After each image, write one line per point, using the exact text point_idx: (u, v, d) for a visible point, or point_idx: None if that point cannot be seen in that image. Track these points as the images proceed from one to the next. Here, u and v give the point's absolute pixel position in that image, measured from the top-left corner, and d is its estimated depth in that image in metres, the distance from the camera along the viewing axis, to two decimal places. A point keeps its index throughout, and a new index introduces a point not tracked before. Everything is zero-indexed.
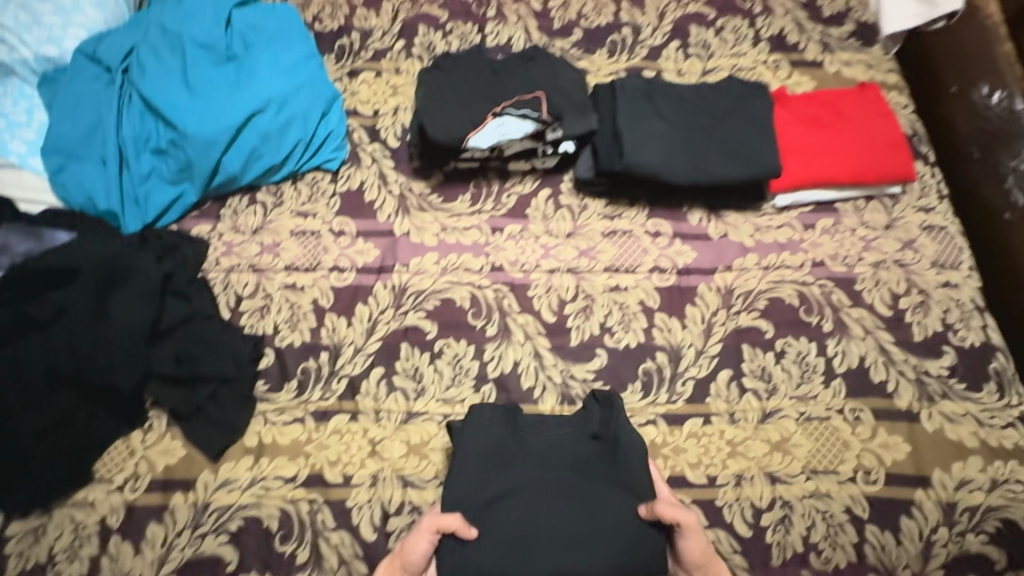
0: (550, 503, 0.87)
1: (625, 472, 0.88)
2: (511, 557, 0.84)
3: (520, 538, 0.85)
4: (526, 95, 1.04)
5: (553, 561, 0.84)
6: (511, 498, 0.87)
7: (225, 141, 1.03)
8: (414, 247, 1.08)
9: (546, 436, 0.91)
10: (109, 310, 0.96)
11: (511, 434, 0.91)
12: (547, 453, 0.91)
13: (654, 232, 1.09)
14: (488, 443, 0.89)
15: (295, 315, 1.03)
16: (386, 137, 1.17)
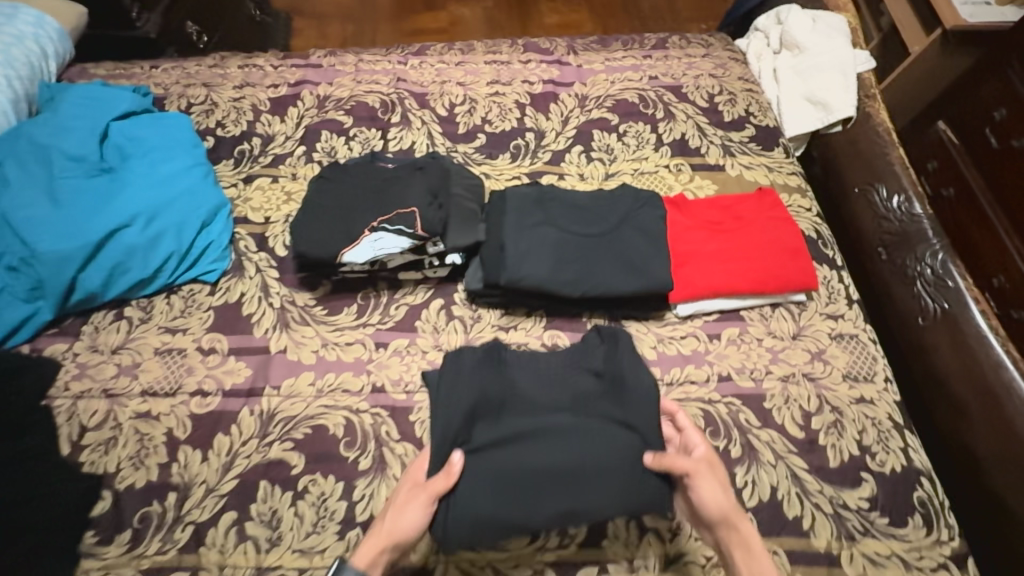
0: (554, 443, 0.82)
1: (627, 406, 0.85)
2: (508, 490, 0.79)
3: (517, 474, 0.80)
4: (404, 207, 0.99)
5: (554, 499, 0.79)
6: (502, 447, 0.83)
7: (84, 257, 0.97)
8: (289, 366, 1.00)
9: (534, 378, 0.90)
10: None
11: (495, 375, 0.89)
12: (534, 395, 0.88)
13: (550, 345, 1.01)
14: (482, 387, 0.87)
15: (144, 448, 0.92)
16: (274, 246, 1.11)
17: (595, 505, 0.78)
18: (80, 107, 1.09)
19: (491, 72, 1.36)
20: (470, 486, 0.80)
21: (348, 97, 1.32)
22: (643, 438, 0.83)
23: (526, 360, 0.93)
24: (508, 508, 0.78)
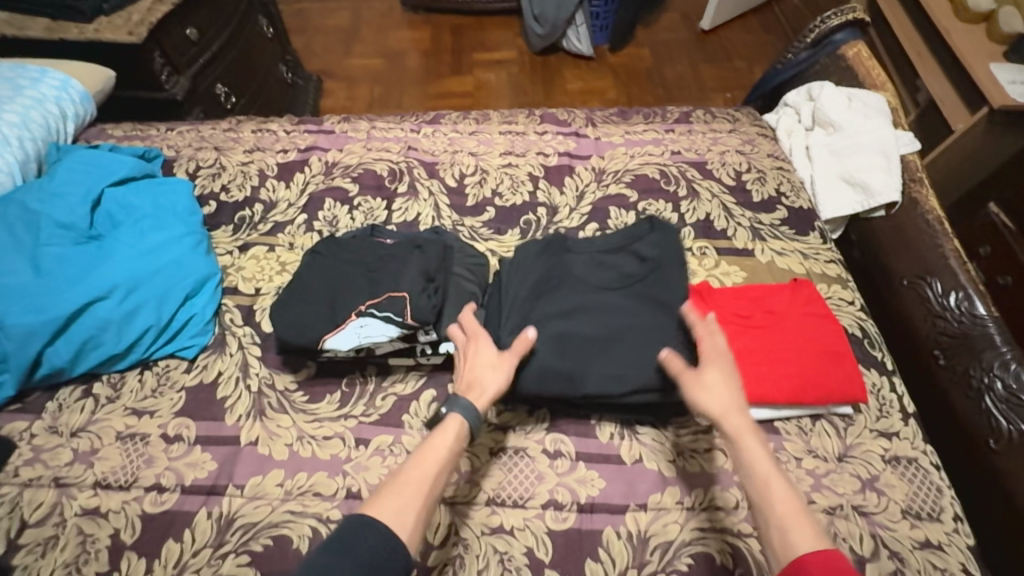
0: (605, 315, 0.91)
1: (668, 284, 0.93)
2: (568, 336, 0.89)
3: (574, 335, 0.89)
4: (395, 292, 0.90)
5: (601, 361, 0.87)
6: (559, 309, 0.92)
7: (55, 329, 0.92)
8: (259, 461, 0.89)
9: (587, 262, 0.99)
10: None
11: (550, 272, 0.97)
12: (586, 276, 0.97)
13: (553, 452, 0.90)
14: (539, 267, 0.98)
15: (84, 552, 0.81)
16: (261, 321, 1.04)
17: (640, 364, 0.86)
18: (77, 173, 1.08)
19: (504, 142, 1.32)
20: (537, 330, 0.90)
21: (356, 165, 1.29)
22: (674, 284, 0.93)
23: (579, 284, 0.96)
24: (568, 354, 0.88)
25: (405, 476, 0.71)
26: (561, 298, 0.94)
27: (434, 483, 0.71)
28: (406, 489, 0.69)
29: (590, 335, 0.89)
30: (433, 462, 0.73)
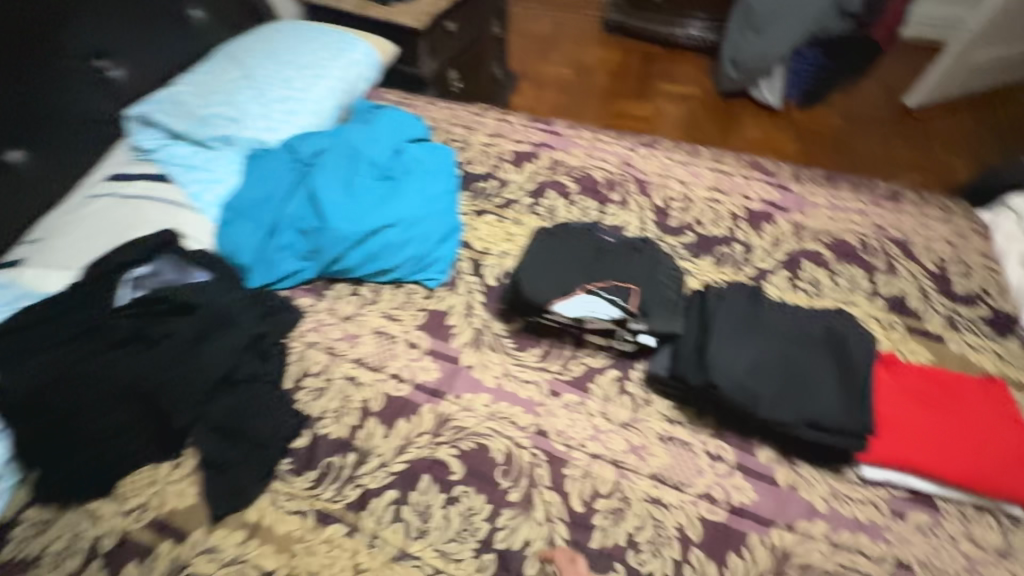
0: (790, 366, 0.99)
1: (851, 358, 1.00)
2: (755, 379, 0.97)
3: (761, 378, 0.98)
4: (622, 283, 1.10)
5: (779, 407, 0.96)
6: (749, 349, 1.01)
7: (356, 242, 1.19)
8: (473, 382, 1.11)
9: (777, 315, 1.07)
10: (202, 347, 1.03)
11: (748, 306, 1.07)
12: (777, 325, 1.04)
13: (714, 455, 1.02)
14: (735, 307, 1.07)
15: (344, 406, 1.08)
16: (486, 275, 1.27)
17: (823, 409, 0.95)
18: (390, 125, 1.33)
19: (712, 178, 1.45)
20: (733, 352, 1.00)
21: (578, 167, 1.49)
22: (864, 350, 1.02)
23: (773, 321, 1.06)
24: (754, 395, 0.96)
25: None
26: (757, 333, 1.03)
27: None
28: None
29: (781, 369, 0.99)
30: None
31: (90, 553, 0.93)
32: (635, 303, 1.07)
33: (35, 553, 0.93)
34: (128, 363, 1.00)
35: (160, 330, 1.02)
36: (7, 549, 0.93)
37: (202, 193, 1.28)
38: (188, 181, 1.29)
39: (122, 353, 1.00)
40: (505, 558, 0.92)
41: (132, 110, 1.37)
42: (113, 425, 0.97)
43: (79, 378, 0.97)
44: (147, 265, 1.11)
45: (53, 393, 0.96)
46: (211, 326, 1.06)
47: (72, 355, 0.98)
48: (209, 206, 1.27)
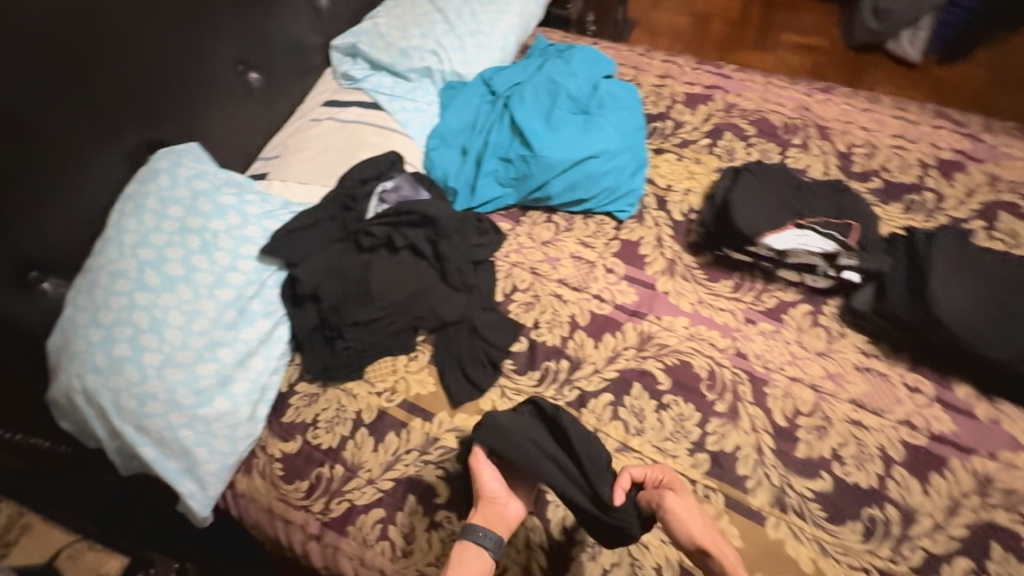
0: (1008, 306, 1.02)
1: None
2: (970, 316, 1.02)
3: (977, 317, 1.02)
4: (835, 218, 1.16)
5: (997, 346, 1.00)
6: (965, 290, 1.04)
7: (560, 170, 1.26)
8: (670, 306, 1.20)
9: (987, 258, 1.09)
10: (441, 252, 1.17)
11: (962, 248, 1.10)
12: (988, 266, 1.07)
13: (912, 387, 1.07)
14: (949, 248, 1.09)
15: (555, 320, 1.19)
16: (672, 210, 1.33)
17: None
18: (585, 62, 1.40)
19: (897, 124, 1.42)
20: (950, 289, 1.04)
21: (754, 110, 1.49)
22: None
23: (983, 262, 1.08)
24: (967, 332, 1.01)
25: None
26: (964, 275, 1.06)
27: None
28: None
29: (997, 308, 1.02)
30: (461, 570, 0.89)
31: (355, 423, 1.09)
32: (853, 238, 1.13)
33: (310, 419, 1.10)
34: (384, 265, 1.15)
35: (405, 239, 1.17)
36: (289, 415, 1.10)
37: (410, 120, 1.39)
38: (396, 108, 1.40)
39: (377, 257, 1.15)
40: (718, 458, 1.02)
41: (338, 41, 1.48)
42: (369, 318, 1.12)
43: (343, 274, 1.13)
44: (389, 181, 1.24)
45: (325, 286, 1.11)
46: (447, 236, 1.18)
47: (338, 254, 1.14)
48: (417, 133, 1.38)
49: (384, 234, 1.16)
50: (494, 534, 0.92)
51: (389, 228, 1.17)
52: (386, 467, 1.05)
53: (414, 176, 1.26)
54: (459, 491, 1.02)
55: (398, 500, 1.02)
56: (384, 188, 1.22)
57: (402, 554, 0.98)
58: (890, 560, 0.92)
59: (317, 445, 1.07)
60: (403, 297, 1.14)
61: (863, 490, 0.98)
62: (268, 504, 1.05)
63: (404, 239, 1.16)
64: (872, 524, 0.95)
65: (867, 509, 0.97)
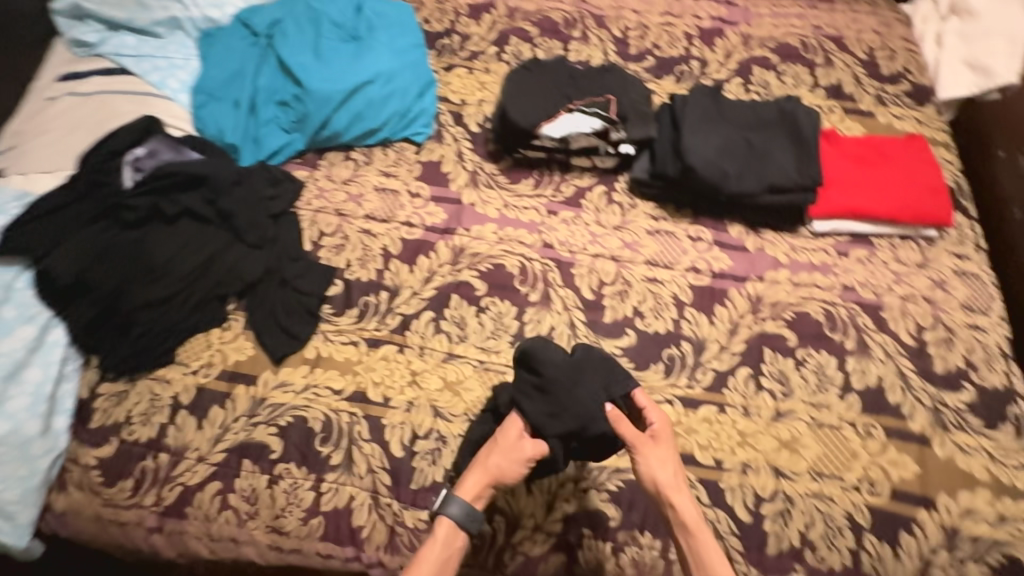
0: (751, 146, 1.16)
1: (797, 129, 1.17)
2: (722, 160, 1.14)
3: (727, 160, 1.14)
4: (597, 97, 1.22)
5: (746, 181, 1.14)
6: (716, 139, 1.16)
7: (338, 101, 1.24)
8: (477, 216, 1.21)
9: (734, 105, 1.21)
10: (224, 209, 1.12)
11: (713, 103, 1.21)
12: (732, 112, 1.20)
13: (695, 236, 1.19)
14: (700, 103, 1.20)
15: (367, 255, 1.17)
16: (468, 123, 1.33)
17: (779, 173, 1.13)
18: None
19: (664, 2, 1.49)
20: (702, 140, 1.15)
21: (535, 11, 1.49)
22: (811, 124, 1.17)
23: (731, 110, 1.21)
24: (722, 175, 1.13)
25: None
26: (713, 126, 1.18)
27: (446, 569, 0.87)
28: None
29: (740, 149, 1.16)
30: (438, 551, 0.87)
31: (174, 407, 1.03)
32: (614, 112, 1.20)
33: (123, 418, 1.02)
34: (162, 236, 1.09)
35: (179, 205, 1.11)
36: (96, 420, 1.02)
37: (167, 79, 1.26)
38: (146, 68, 1.26)
39: (150, 230, 1.09)
40: None
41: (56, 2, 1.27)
42: (160, 296, 1.06)
43: (113, 256, 1.05)
44: (141, 147, 1.14)
45: (93, 271, 1.03)
46: (226, 190, 1.14)
47: (102, 236, 1.06)
48: (178, 92, 1.26)
49: (148, 204, 1.09)
50: (478, 515, 0.89)
51: (153, 197, 1.10)
52: (216, 441, 1.01)
53: (170, 137, 1.17)
54: (294, 441, 1.01)
55: (233, 468, 0.99)
56: (135, 154, 1.13)
57: (248, 517, 0.97)
58: (688, 386, 1.05)
59: (135, 440, 1.01)
60: (193, 266, 1.08)
61: (662, 335, 1.09)
62: (95, 513, 0.99)
63: (176, 205, 1.10)
64: (671, 361, 1.07)
65: (667, 350, 1.08)
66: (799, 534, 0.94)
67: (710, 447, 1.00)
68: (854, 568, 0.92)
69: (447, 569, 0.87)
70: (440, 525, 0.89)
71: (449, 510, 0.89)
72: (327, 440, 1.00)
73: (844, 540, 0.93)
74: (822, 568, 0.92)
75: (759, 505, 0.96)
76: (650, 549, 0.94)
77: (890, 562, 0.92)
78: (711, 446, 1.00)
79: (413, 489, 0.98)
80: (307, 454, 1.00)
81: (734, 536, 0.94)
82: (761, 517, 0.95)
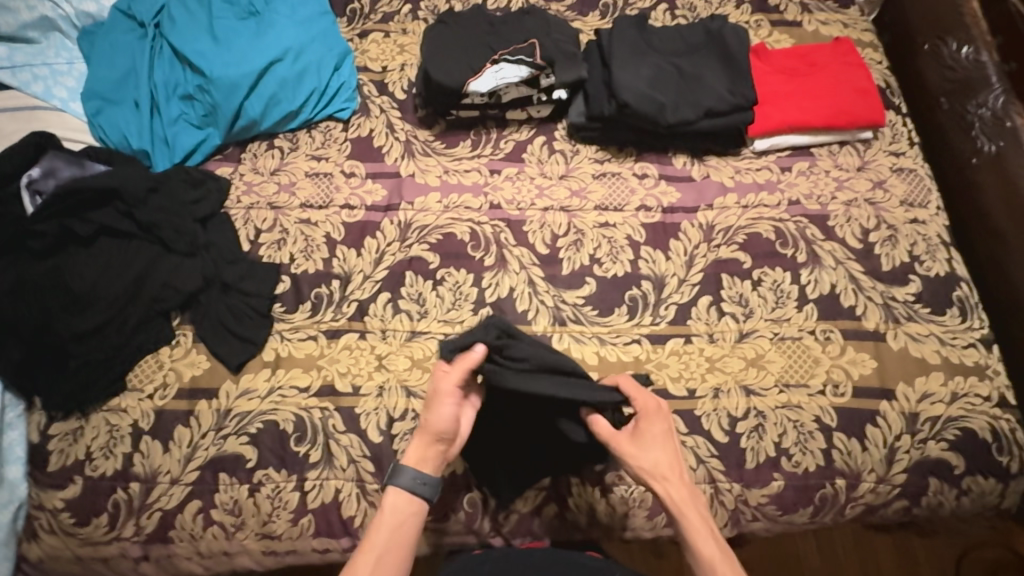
0: (682, 72, 1.13)
1: (728, 47, 1.14)
2: (657, 91, 1.11)
3: (663, 91, 1.11)
4: (522, 43, 1.16)
5: (686, 110, 1.11)
6: (648, 70, 1.12)
7: (248, 86, 1.15)
8: (419, 188, 1.16)
9: (661, 32, 1.18)
10: (144, 222, 1.05)
11: (640, 32, 1.17)
12: (660, 39, 1.17)
13: (641, 174, 1.18)
14: (627, 33, 1.16)
15: (310, 246, 1.12)
16: (394, 91, 1.25)
17: (717, 96, 1.11)
18: None
19: None
20: (635, 73, 1.12)
21: None
22: (740, 40, 1.15)
23: (658, 37, 1.17)
24: (660, 105, 1.10)
25: (362, 559, 0.77)
26: (644, 56, 1.14)
27: (400, 540, 0.80)
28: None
29: (674, 76, 1.13)
30: (391, 521, 0.81)
31: (135, 435, 0.98)
32: (539, 57, 1.13)
33: (84, 454, 0.97)
34: (82, 261, 1.02)
35: (92, 224, 1.03)
36: (54, 461, 0.97)
37: (53, 88, 1.15)
38: (25, 79, 1.14)
39: (66, 255, 1.02)
40: (499, 306, 1.07)
41: None
42: (94, 324, 0.99)
43: (31, 289, 0.98)
44: (36, 167, 1.05)
45: (12, 309, 0.97)
46: (140, 201, 1.05)
47: (15, 271, 0.99)
48: (68, 101, 1.15)
49: (56, 227, 1.01)
50: (429, 478, 0.84)
51: (60, 219, 1.02)
52: (187, 460, 0.97)
53: (66, 150, 1.07)
54: (268, 446, 0.98)
55: (210, 484, 0.96)
56: (30, 176, 1.03)
57: (236, 529, 0.95)
58: (653, 323, 1.06)
59: (101, 475, 0.96)
60: (122, 286, 1.02)
61: (621, 277, 1.09)
62: (75, 554, 0.95)
63: (88, 224, 1.03)
64: (633, 302, 1.07)
65: (628, 292, 1.08)
66: (774, 444, 0.98)
67: (681, 377, 1.02)
68: (828, 466, 0.97)
69: (404, 539, 0.80)
70: (391, 497, 0.83)
71: (400, 479, 0.83)
72: (303, 439, 0.98)
73: (816, 442, 0.97)
74: (798, 471, 0.97)
75: (734, 425, 0.99)
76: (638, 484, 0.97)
77: (859, 455, 0.97)
78: (682, 377, 1.02)
79: None
80: (284, 457, 0.97)
81: (715, 458, 0.97)
82: (737, 436, 0.98)
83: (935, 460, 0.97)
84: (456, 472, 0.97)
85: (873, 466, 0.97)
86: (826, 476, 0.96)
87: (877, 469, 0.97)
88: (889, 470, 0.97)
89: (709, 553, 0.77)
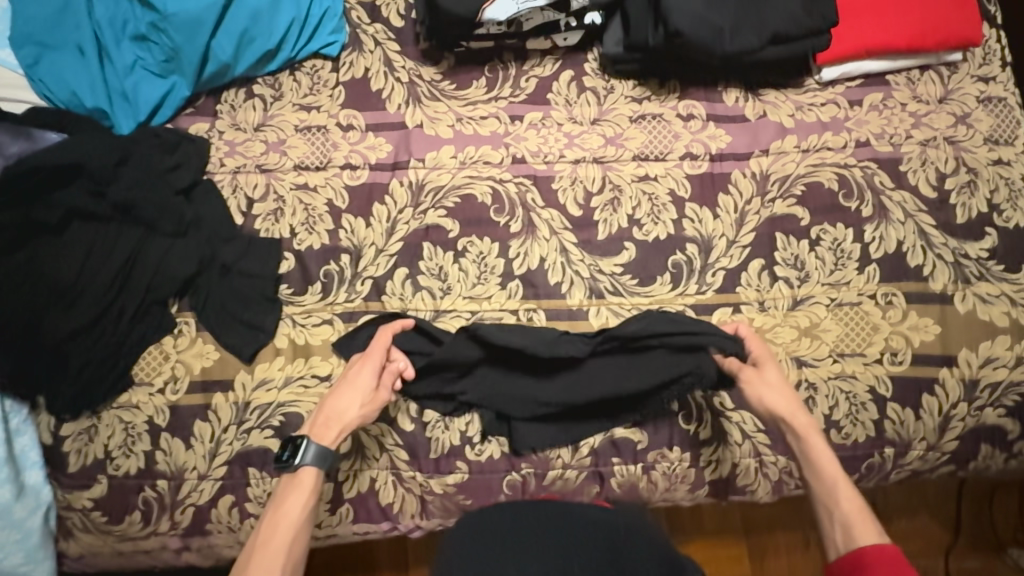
0: None
1: None
2: (710, 13, 0.92)
3: (714, 12, 0.93)
4: None
5: (745, 37, 0.94)
6: None
7: (213, 22, 0.95)
8: (429, 140, 1.00)
9: None
10: (120, 201, 0.92)
11: None
12: None
13: (686, 116, 1.01)
14: None
15: (311, 217, 0.98)
16: (388, 16, 1.04)
17: (779, 19, 0.94)
18: None
19: None
20: None
21: None
22: None
23: None
24: (713, 32, 0.92)
25: (276, 535, 0.72)
26: None
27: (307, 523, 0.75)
28: (856, 523, 0.71)
29: None
30: (304, 501, 0.76)
31: (153, 432, 0.93)
32: None
33: (102, 454, 0.93)
34: (56, 251, 0.91)
35: (61, 207, 0.91)
36: (73, 463, 0.92)
37: None
38: None
39: (37, 245, 0.91)
40: (529, 278, 0.97)
41: None
42: (82, 319, 0.90)
43: (9, 287, 0.89)
44: None
45: None
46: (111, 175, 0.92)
47: None
48: None
49: (18, 215, 0.89)
50: (324, 451, 0.77)
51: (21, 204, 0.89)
52: (213, 456, 0.93)
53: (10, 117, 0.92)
54: None
55: (240, 479, 0.93)
56: None
57: None
58: (699, 292, 0.96)
59: (124, 474, 0.92)
60: (109, 276, 0.91)
61: (664, 240, 0.97)
62: (114, 547, 0.95)
63: (55, 208, 0.90)
64: (677, 269, 0.97)
65: (672, 257, 0.97)
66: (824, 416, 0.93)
67: None
68: (878, 437, 0.93)
69: (300, 519, 0.74)
70: (297, 476, 0.77)
71: (303, 457, 0.77)
72: None
73: (868, 413, 0.93)
74: (847, 443, 0.93)
75: None
76: (681, 461, 0.94)
77: (912, 424, 0.93)
78: None
79: (433, 458, 0.94)
80: None
81: (762, 433, 0.94)
82: None
83: (989, 426, 0.94)
84: (493, 454, 0.94)
85: (926, 434, 0.93)
86: (876, 447, 0.93)
87: (928, 437, 0.94)
88: (941, 438, 0.94)
89: (831, 469, 0.77)
